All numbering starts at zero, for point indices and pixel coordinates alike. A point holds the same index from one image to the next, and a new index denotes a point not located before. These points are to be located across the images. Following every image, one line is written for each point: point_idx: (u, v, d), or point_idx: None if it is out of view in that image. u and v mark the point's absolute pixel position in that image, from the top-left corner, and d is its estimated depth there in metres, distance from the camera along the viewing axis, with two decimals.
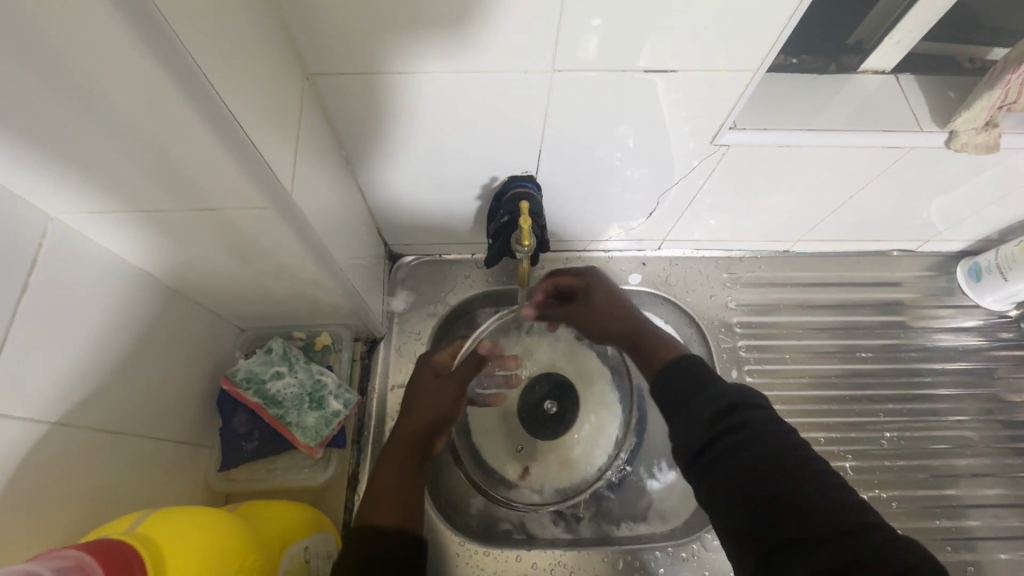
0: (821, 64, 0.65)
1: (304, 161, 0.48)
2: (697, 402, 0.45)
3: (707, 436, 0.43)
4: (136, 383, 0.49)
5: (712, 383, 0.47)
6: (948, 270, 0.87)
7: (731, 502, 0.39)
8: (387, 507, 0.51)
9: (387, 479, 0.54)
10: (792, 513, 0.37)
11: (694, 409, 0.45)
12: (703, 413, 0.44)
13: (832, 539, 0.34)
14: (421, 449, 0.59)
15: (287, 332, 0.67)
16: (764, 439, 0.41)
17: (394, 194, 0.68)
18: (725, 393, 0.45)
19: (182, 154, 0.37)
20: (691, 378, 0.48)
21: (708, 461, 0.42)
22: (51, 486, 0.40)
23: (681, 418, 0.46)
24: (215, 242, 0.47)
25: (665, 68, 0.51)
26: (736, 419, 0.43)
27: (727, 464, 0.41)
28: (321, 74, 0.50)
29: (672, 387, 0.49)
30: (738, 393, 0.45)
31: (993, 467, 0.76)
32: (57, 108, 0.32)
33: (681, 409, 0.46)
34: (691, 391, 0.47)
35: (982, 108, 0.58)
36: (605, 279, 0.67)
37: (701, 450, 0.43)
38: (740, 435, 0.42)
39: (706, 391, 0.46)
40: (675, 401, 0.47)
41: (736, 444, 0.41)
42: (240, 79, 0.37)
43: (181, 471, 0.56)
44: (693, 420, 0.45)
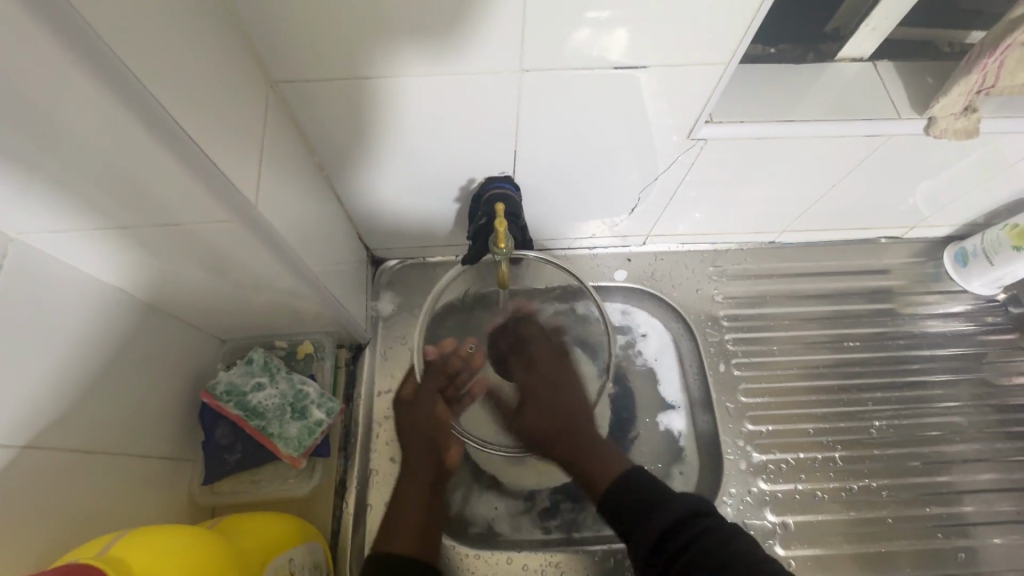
0: (799, 53, 0.65)
1: (269, 169, 0.47)
2: (658, 513, 0.52)
3: (670, 552, 0.49)
4: (110, 405, 0.48)
5: (669, 492, 0.54)
6: (935, 255, 0.87)
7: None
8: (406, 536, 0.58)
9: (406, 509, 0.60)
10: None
11: (656, 522, 0.51)
12: (664, 522, 0.51)
13: None
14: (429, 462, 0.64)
15: (268, 342, 0.67)
16: (725, 545, 0.48)
17: (372, 200, 0.67)
18: (681, 501, 0.52)
19: (133, 167, 0.35)
20: (647, 489, 0.55)
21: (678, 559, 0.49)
22: (22, 512, 0.39)
23: (640, 528, 0.52)
24: (183, 256, 0.46)
25: (638, 63, 0.50)
26: (698, 526, 0.50)
27: (692, 565, 0.48)
28: (286, 81, 0.49)
29: (624, 499, 0.55)
30: (695, 504, 0.52)
31: (984, 451, 0.76)
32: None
33: (639, 524, 0.52)
34: (647, 500, 0.54)
35: (959, 94, 0.57)
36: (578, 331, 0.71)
37: (670, 550, 0.49)
38: (703, 540, 0.49)
39: (665, 502, 0.53)
40: (639, 510, 0.53)
41: (702, 546, 0.48)
42: (195, 92, 0.36)
43: (163, 488, 0.55)
44: (652, 532, 0.51)
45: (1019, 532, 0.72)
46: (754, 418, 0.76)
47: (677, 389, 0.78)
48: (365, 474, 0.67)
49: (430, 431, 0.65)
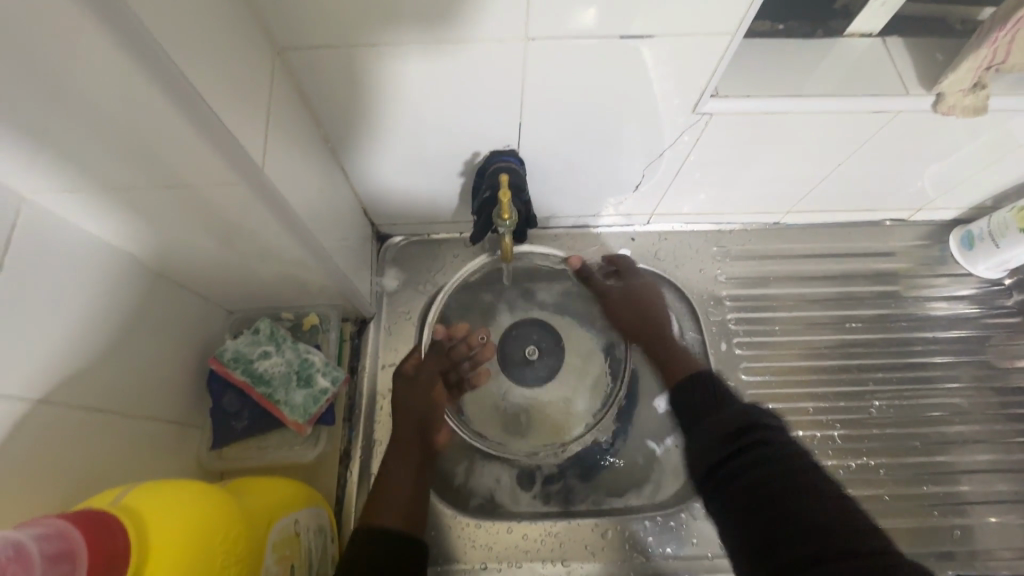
0: (808, 29, 0.64)
1: (276, 136, 0.47)
2: (720, 418, 0.50)
3: (726, 451, 0.46)
4: (120, 367, 0.49)
5: (732, 405, 0.51)
6: (942, 239, 0.86)
7: (731, 497, 0.44)
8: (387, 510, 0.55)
9: (397, 474, 0.59)
10: (790, 503, 0.40)
11: (715, 423, 0.49)
12: (724, 426, 0.48)
13: (812, 531, 0.38)
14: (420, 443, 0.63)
15: (275, 313, 0.68)
16: (776, 458, 0.44)
17: (377, 174, 0.67)
18: (743, 412, 0.49)
19: (142, 126, 0.36)
20: (710, 403, 0.53)
21: (725, 469, 0.45)
22: (37, 467, 0.41)
23: (701, 427, 0.51)
24: (191, 221, 0.47)
25: (646, 33, 0.50)
26: (749, 438, 0.46)
27: (738, 474, 0.44)
28: (291, 49, 0.49)
29: (695, 412, 0.54)
30: (758, 415, 0.48)
31: (984, 433, 0.77)
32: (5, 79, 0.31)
33: (700, 423, 0.51)
34: (709, 406, 0.52)
35: (968, 69, 0.57)
36: (650, 288, 0.75)
37: (717, 460, 0.47)
38: (753, 452, 0.45)
39: (729, 409, 0.50)
40: (700, 424, 0.52)
41: (750, 456, 0.45)
42: (203, 53, 0.37)
43: (172, 450, 0.56)
44: (713, 430, 0.49)
45: (1016, 512, 0.73)
46: (754, 397, 0.77)
47: None
48: (369, 444, 0.68)
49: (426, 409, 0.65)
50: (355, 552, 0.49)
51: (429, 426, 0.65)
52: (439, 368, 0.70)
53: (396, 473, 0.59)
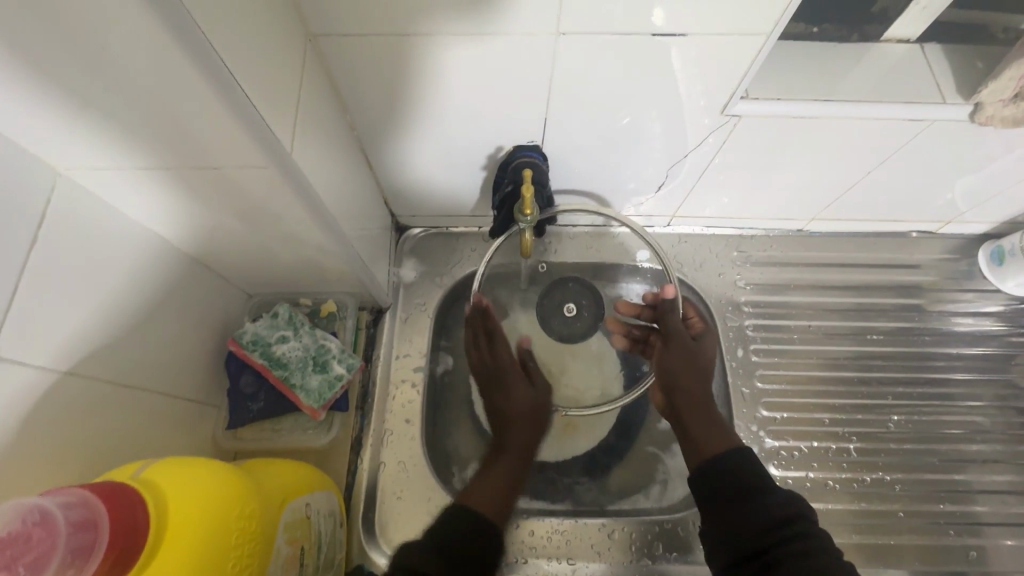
0: (843, 33, 0.62)
1: (305, 123, 0.48)
2: (756, 506, 0.48)
3: (764, 543, 0.46)
4: (143, 344, 0.50)
5: (769, 488, 0.49)
6: (970, 253, 0.84)
7: None
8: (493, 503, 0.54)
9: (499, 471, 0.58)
10: None
11: (752, 514, 0.47)
12: (762, 516, 0.47)
13: None
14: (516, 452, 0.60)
15: (293, 299, 0.68)
16: (816, 556, 0.43)
17: (401, 165, 0.68)
18: (780, 500, 0.48)
19: (175, 102, 0.36)
20: (740, 487, 0.50)
21: (763, 563, 0.45)
22: (63, 434, 0.42)
23: (734, 515, 0.48)
24: (219, 202, 0.47)
25: (677, 31, 0.49)
26: (788, 531, 0.46)
27: (780, 572, 0.44)
28: (323, 35, 0.49)
29: (718, 490, 0.51)
30: (794, 504, 0.47)
31: (1004, 453, 0.75)
32: (46, 48, 0.31)
33: (733, 511, 0.49)
34: (744, 490, 0.49)
35: (1009, 79, 0.55)
36: (711, 350, 0.62)
37: (757, 551, 0.46)
38: (795, 545, 0.45)
39: (767, 497, 0.48)
40: (729, 507, 0.49)
41: (794, 553, 0.44)
42: (238, 36, 0.37)
43: (189, 427, 0.57)
44: (750, 518, 0.47)
45: None
46: (769, 405, 0.76)
47: None
48: (379, 433, 0.69)
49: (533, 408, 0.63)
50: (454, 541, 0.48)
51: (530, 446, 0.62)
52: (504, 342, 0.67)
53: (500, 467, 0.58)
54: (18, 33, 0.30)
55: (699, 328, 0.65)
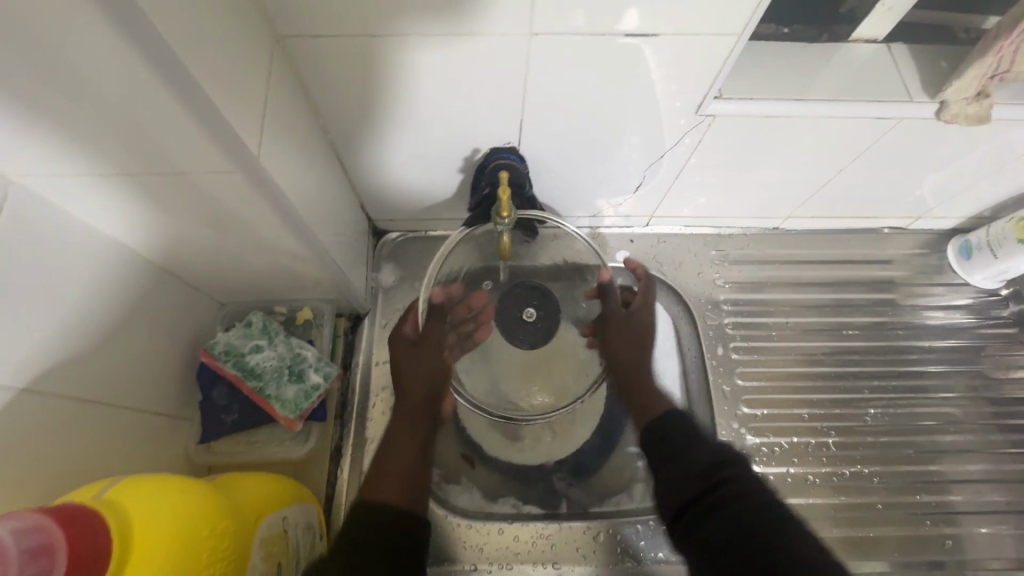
0: (814, 33, 0.63)
1: (274, 126, 0.46)
2: (687, 457, 0.48)
3: (698, 490, 0.45)
4: (107, 359, 0.48)
5: (699, 440, 0.49)
6: (939, 248, 0.86)
7: (711, 544, 0.43)
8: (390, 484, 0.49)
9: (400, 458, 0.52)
10: (758, 547, 0.40)
11: (685, 463, 0.48)
12: (693, 465, 0.47)
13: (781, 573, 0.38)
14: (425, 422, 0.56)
15: (267, 307, 0.67)
16: (744, 495, 0.43)
17: (376, 168, 0.67)
18: (711, 447, 0.48)
19: (133, 106, 0.35)
20: (676, 441, 0.50)
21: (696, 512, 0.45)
22: (22, 456, 0.40)
23: (669, 467, 0.48)
24: (184, 208, 0.46)
25: (651, 32, 0.49)
26: (718, 475, 0.45)
27: (712, 516, 0.43)
28: (290, 36, 0.48)
29: (654, 450, 0.51)
30: (724, 448, 0.47)
31: (977, 443, 0.77)
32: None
33: (668, 462, 0.49)
34: (677, 446, 0.49)
35: (972, 78, 0.56)
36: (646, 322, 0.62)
37: (690, 500, 0.46)
38: (727, 487, 0.44)
39: (696, 448, 0.48)
40: (663, 463, 0.49)
41: (723, 496, 0.44)
42: (199, 36, 0.36)
43: (160, 443, 0.55)
44: (683, 468, 0.47)
45: (1008, 522, 0.72)
46: (750, 402, 0.76)
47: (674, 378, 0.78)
48: (360, 441, 0.67)
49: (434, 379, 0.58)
50: (355, 533, 0.45)
51: (436, 395, 0.58)
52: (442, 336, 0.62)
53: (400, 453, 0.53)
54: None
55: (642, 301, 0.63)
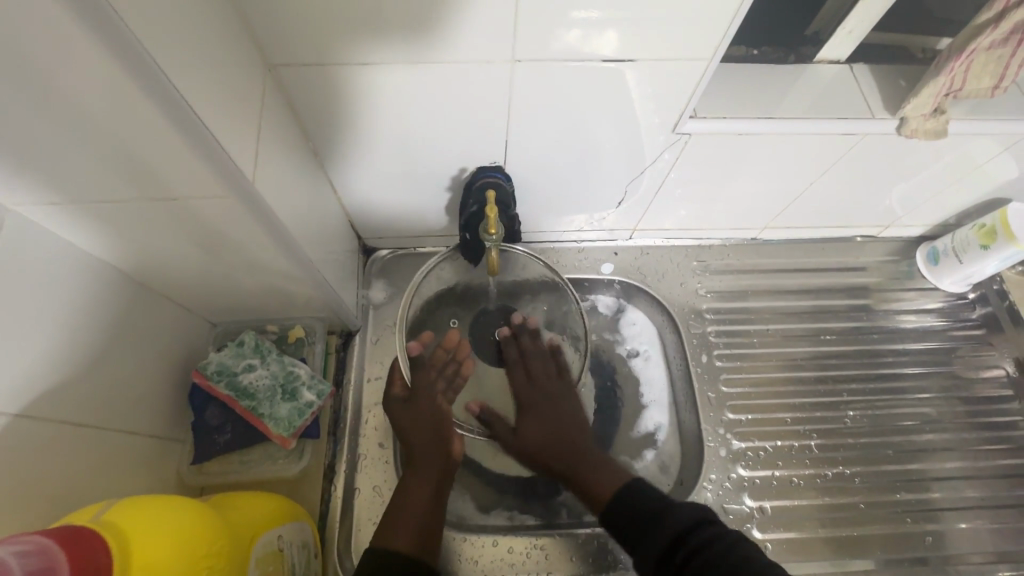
0: (780, 55, 0.68)
1: (267, 150, 0.48)
2: (660, 527, 0.51)
3: (676, 559, 0.49)
4: (100, 381, 0.48)
5: (672, 506, 0.53)
6: (909, 254, 0.90)
7: None
8: (405, 531, 0.57)
9: (414, 501, 0.60)
10: None
11: (659, 532, 0.51)
12: (666, 534, 0.51)
13: None
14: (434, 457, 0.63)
15: (260, 326, 0.67)
16: (723, 551, 0.46)
17: (366, 189, 0.68)
18: (683, 512, 0.51)
19: (131, 134, 0.36)
20: (648, 510, 0.54)
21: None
22: (17, 480, 0.40)
23: (644, 541, 0.52)
24: (177, 232, 0.47)
25: (627, 57, 0.52)
26: (694, 539, 0.49)
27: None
28: (283, 65, 0.50)
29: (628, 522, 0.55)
30: (699, 512, 0.51)
31: (953, 441, 0.79)
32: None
33: (642, 537, 0.52)
34: (650, 516, 0.53)
35: (929, 96, 0.60)
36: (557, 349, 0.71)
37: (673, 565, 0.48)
38: (705, 548, 0.47)
39: (672, 513, 0.52)
40: (637, 535, 0.53)
41: (701, 557, 0.47)
42: (196, 67, 0.37)
43: (152, 465, 0.56)
44: (658, 537, 0.51)
45: (986, 517, 0.75)
46: (734, 407, 0.78)
47: (661, 386, 0.80)
48: (353, 457, 0.68)
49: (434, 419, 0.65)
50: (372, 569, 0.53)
51: (442, 435, 0.65)
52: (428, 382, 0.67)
53: (415, 494, 0.60)
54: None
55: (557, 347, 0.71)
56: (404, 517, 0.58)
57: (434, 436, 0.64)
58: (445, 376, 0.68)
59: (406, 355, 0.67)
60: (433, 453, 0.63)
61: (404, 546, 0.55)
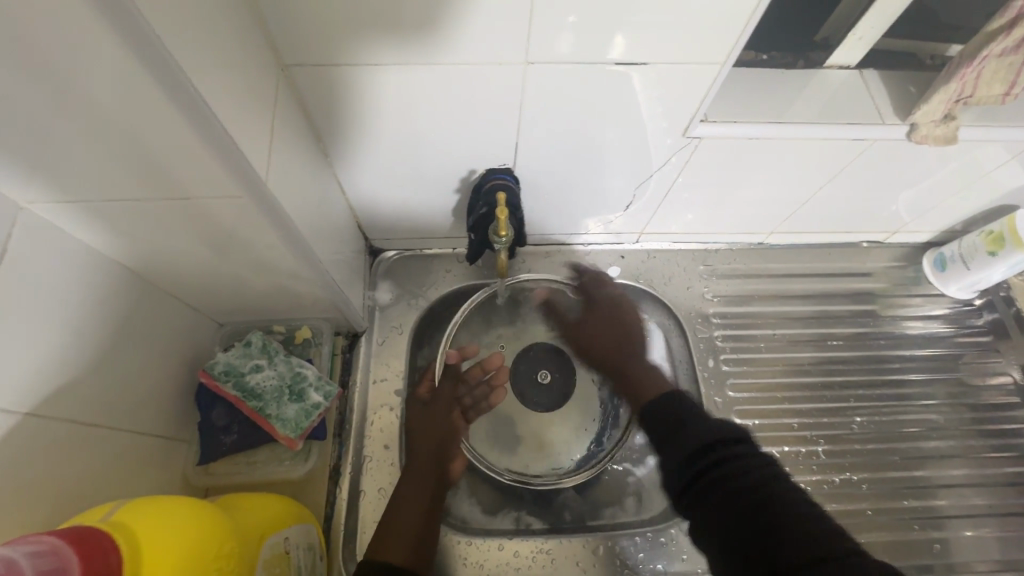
0: (789, 60, 0.68)
1: (280, 151, 0.48)
2: (687, 433, 0.49)
3: (698, 467, 0.46)
4: (108, 380, 0.48)
5: (698, 420, 0.50)
6: (916, 260, 0.90)
7: (717, 517, 0.43)
8: (394, 546, 0.55)
9: (405, 510, 0.58)
10: (769, 522, 0.40)
11: (683, 440, 0.49)
12: (691, 444, 0.48)
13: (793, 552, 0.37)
14: (433, 475, 0.62)
15: (267, 326, 0.67)
16: (752, 472, 0.43)
17: (374, 191, 0.68)
18: (711, 428, 0.48)
19: (146, 132, 0.36)
20: (676, 420, 0.51)
21: (699, 484, 0.45)
22: (26, 479, 0.40)
23: (670, 448, 0.49)
24: (189, 231, 0.47)
25: (639, 60, 0.52)
26: (722, 453, 0.46)
27: (716, 489, 0.44)
28: (296, 65, 0.50)
29: (654, 427, 0.53)
30: (732, 430, 0.47)
31: (959, 448, 0.79)
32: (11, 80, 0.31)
33: (671, 441, 0.50)
34: (680, 424, 0.50)
35: (940, 102, 0.60)
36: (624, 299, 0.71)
37: (694, 472, 0.46)
38: (731, 464, 0.45)
39: (699, 426, 0.49)
40: (664, 436, 0.51)
41: (727, 471, 0.44)
42: (212, 66, 0.37)
43: (158, 465, 0.55)
44: (684, 444, 0.48)
45: (992, 525, 0.75)
46: (741, 412, 0.78)
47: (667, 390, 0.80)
48: (359, 460, 0.67)
49: (441, 435, 0.66)
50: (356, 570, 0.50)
51: (446, 453, 0.65)
52: (451, 395, 0.69)
53: (406, 506, 0.59)
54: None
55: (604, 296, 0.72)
56: (396, 524, 0.57)
57: (437, 452, 0.64)
58: (472, 394, 0.71)
59: (444, 360, 0.72)
60: (432, 466, 0.63)
61: (390, 557, 0.54)
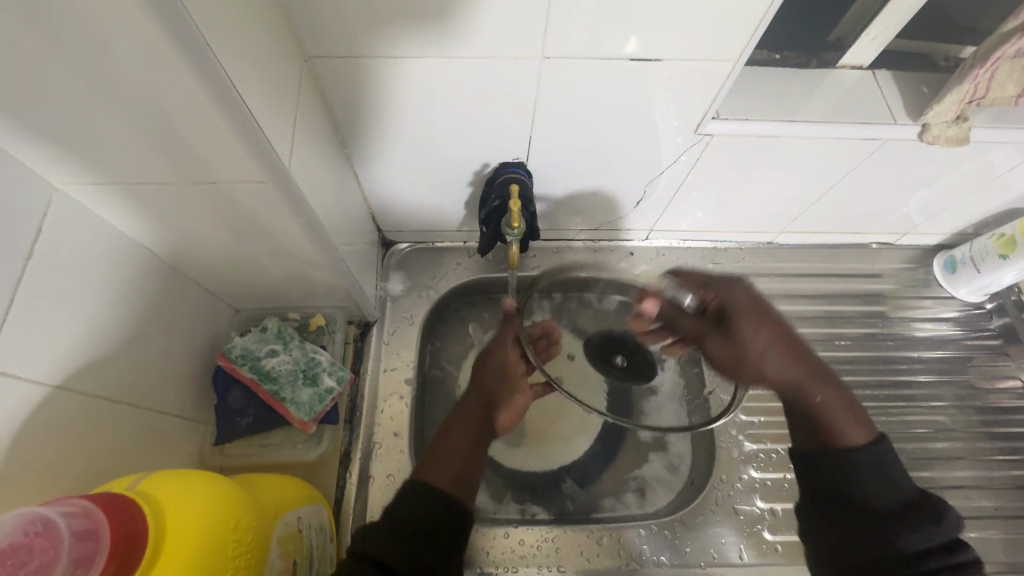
0: (802, 60, 0.68)
1: (302, 141, 0.49)
2: (864, 497, 0.53)
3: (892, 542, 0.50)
4: (132, 358, 0.50)
5: (884, 487, 0.52)
6: (926, 262, 0.90)
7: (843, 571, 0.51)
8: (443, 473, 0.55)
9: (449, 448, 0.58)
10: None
11: (865, 505, 0.52)
12: (891, 526, 0.50)
13: None
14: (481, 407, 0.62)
15: (282, 313, 0.69)
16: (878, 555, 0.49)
17: (390, 183, 0.70)
18: (887, 493, 0.52)
19: (176, 116, 0.37)
20: (852, 481, 0.53)
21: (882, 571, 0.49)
22: (54, 448, 0.41)
23: (844, 514, 0.53)
24: (212, 215, 0.48)
25: (653, 56, 0.53)
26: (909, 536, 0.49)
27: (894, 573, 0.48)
28: (318, 57, 0.51)
29: (823, 486, 0.55)
30: (898, 497, 0.52)
31: (965, 449, 0.79)
32: (53, 60, 0.33)
33: (849, 505, 0.53)
34: (847, 481, 0.54)
35: (951, 103, 0.60)
36: (750, 298, 0.61)
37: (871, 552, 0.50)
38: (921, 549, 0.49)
39: (875, 493, 0.52)
40: (833, 496, 0.54)
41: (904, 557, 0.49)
42: (240, 54, 0.39)
43: (176, 444, 0.57)
44: (860, 518, 0.52)
45: (998, 527, 0.75)
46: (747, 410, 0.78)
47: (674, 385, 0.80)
48: (369, 446, 0.69)
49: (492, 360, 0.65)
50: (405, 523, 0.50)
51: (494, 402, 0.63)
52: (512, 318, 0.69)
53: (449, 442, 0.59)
54: (27, 46, 0.31)
55: (715, 302, 0.62)
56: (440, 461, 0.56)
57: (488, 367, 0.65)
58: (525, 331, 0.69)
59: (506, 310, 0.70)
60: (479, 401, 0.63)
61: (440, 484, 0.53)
